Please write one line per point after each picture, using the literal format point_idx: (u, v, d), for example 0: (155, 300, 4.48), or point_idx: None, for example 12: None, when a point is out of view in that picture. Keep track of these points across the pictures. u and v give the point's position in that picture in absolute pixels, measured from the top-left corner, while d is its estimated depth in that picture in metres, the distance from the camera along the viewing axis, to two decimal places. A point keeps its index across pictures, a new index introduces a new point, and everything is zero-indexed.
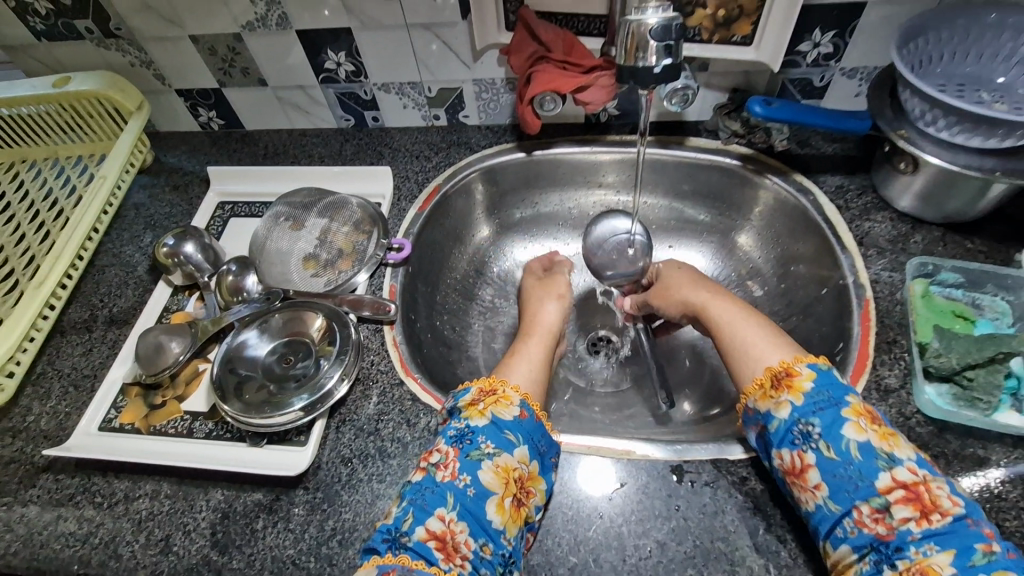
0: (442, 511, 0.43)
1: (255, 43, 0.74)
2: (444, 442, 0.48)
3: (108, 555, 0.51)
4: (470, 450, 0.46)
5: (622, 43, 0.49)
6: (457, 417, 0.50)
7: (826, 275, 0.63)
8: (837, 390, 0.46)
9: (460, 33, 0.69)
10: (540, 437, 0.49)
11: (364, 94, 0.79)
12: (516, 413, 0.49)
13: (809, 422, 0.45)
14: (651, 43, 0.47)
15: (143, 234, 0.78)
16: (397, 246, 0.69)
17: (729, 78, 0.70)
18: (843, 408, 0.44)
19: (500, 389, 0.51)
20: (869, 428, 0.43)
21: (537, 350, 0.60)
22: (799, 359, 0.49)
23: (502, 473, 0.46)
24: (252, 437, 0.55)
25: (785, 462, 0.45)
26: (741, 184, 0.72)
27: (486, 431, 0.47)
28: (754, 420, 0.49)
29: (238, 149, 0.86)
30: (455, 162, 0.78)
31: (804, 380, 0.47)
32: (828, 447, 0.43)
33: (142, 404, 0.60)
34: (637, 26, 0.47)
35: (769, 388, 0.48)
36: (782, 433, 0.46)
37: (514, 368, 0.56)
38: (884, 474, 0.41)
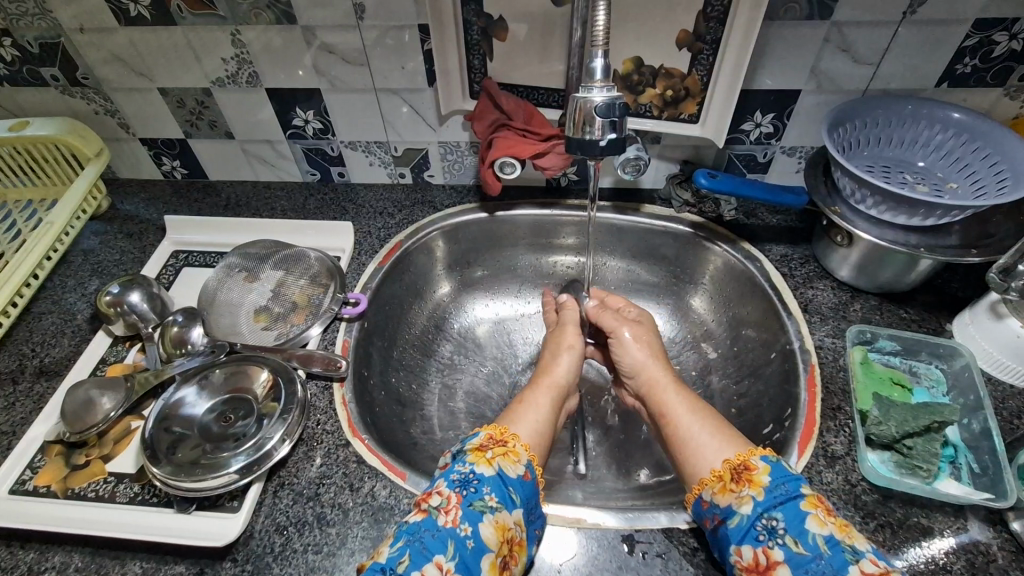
0: (441, 559, 0.41)
1: (224, 98, 0.75)
2: (446, 486, 0.46)
3: None
4: (474, 500, 0.45)
5: (571, 116, 0.52)
6: (462, 460, 0.49)
7: (774, 340, 0.65)
8: (792, 483, 0.45)
9: (427, 98, 0.72)
10: (535, 503, 0.48)
11: (330, 151, 0.81)
12: (521, 471, 0.48)
13: (772, 516, 0.43)
14: (596, 118, 0.50)
15: (88, 281, 0.75)
16: (353, 300, 0.68)
17: (680, 151, 0.75)
18: (801, 500, 0.43)
19: (511, 442, 0.50)
20: (829, 520, 0.42)
21: (546, 400, 0.58)
22: (753, 452, 0.48)
23: (501, 529, 0.44)
24: (180, 503, 0.51)
25: (749, 561, 0.43)
26: (693, 249, 0.75)
27: (491, 483, 0.46)
28: (710, 516, 0.47)
29: (199, 199, 0.85)
30: (418, 219, 0.79)
31: (761, 473, 0.46)
32: (795, 542, 0.42)
33: (62, 464, 0.56)
34: (584, 102, 0.50)
35: (728, 482, 0.47)
36: (744, 529, 0.44)
37: (520, 418, 0.55)
38: (854, 567, 0.39)
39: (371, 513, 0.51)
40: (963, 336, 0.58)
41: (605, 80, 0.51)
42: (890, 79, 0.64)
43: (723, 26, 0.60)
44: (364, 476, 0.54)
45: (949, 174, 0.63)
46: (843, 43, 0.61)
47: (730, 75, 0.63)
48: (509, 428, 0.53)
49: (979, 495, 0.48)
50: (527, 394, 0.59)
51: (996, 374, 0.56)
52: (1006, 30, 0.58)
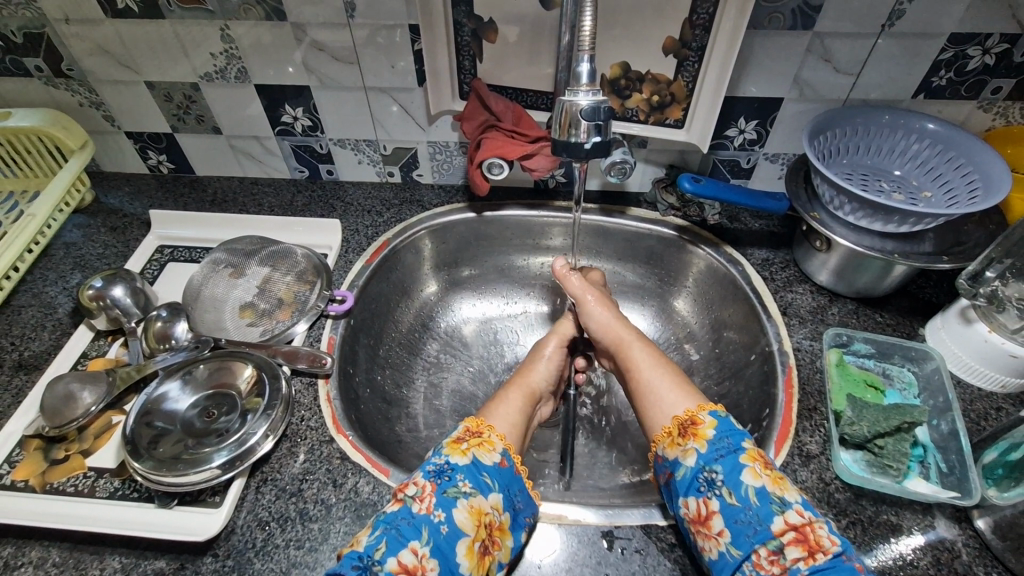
0: (415, 544, 0.42)
1: (213, 92, 0.75)
2: (421, 476, 0.47)
3: None
4: (447, 487, 0.46)
5: (557, 119, 0.53)
6: (438, 451, 0.49)
7: (754, 342, 0.67)
8: (735, 437, 0.47)
9: (416, 98, 0.73)
10: (517, 490, 0.49)
11: (319, 148, 0.81)
12: (497, 459, 0.49)
13: (712, 469, 0.46)
14: (582, 121, 0.51)
15: (71, 274, 0.75)
16: (340, 297, 0.68)
17: (666, 155, 0.76)
18: (741, 454, 0.46)
19: (486, 433, 0.51)
20: (764, 473, 0.45)
21: (518, 397, 0.59)
22: (701, 407, 0.50)
23: (475, 514, 0.45)
24: (161, 498, 0.51)
25: (690, 510, 0.46)
26: (677, 252, 0.77)
27: (465, 471, 0.47)
28: (662, 468, 0.50)
29: (185, 193, 0.85)
30: (405, 218, 0.79)
31: (707, 428, 0.48)
32: (730, 493, 0.44)
33: (40, 459, 0.55)
34: (570, 105, 0.51)
35: (676, 436, 0.49)
36: (688, 481, 0.47)
37: (495, 412, 0.56)
38: (779, 518, 0.42)
39: (354, 509, 0.52)
40: (934, 339, 0.60)
41: (592, 84, 0.52)
42: (869, 90, 0.66)
43: (708, 34, 0.62)
44: (348, 472, 0.54)
45: (924, 183, 0.65)
46: (824, 53, 0.63)
47: (715, 82, 0.64)
48: (485, 420, 0.53)
49: (945, 493, 0.49)
50: (503, 393, 0.59)
51: (965, 378, 0.58)
52: (979, 45, 0.60)
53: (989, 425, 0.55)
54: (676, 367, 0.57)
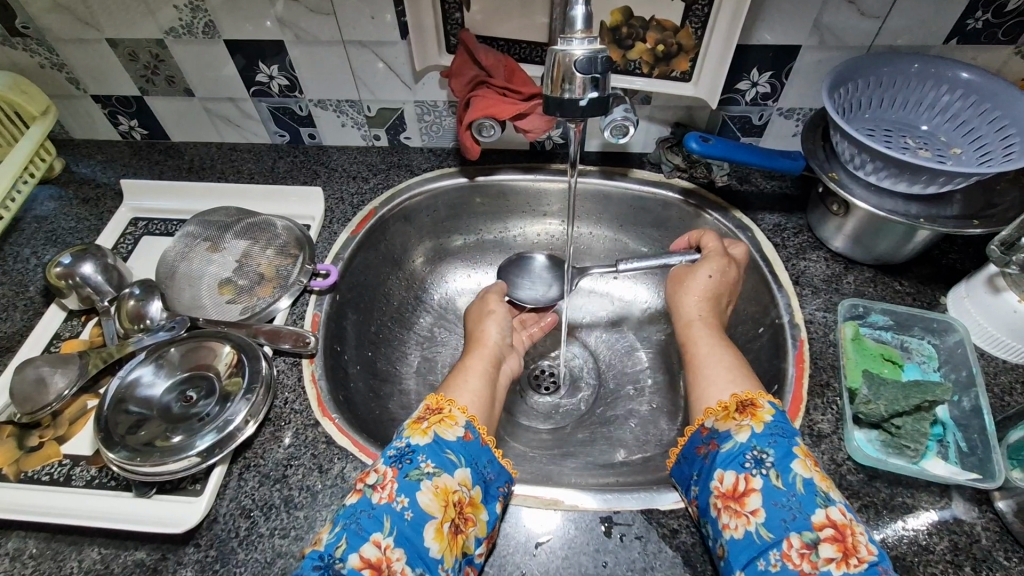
0: (377, 536, 0.40)
1: (180, 50, 0.69)
2: (382, 463, 0.45)
3: None
4: (409, 470, 0.43)
5: (549, 73, 0.47)
6: (399, 435, 0.47)
7: (762, 314, 0.63)
8: (792, 429, 0.45)
9: (400, 53, 0.66)
10: (486, 463, 0.47)
11: (299, 110, 0.75)
12: (460, 434, 0.47)
13: (763, 450, 0.44)
14: (577, 75, 0.46)
15: (43, 250, 0.71)
16: (324, 271, 0.64)
17: (672, 112, 0.70)
18: (797, 444, 0.44)
19: (447, 408, 0.49)
20: (814, 468, 0.43)
21: (480, 364, 0.57)
22: (761, 393, 0.49)
23: (441, 494, 0.42)
24: (139, 487, 0.49)
25: (727, 484, 0.44)
26: (683, 218, 0.72)
27: (427, 451, 0.45)
28: (705, 441, 0.48)
29: (160, 161, 0.80)
30: (393, 184, 0.74)
31: (765, 412, 0.46)
32: (777, 475, 0.42)
33: (14, 447, 0.53)
34: (563, 56, 0.46)
35: (732, 411, 0.47)
36: (734, 455, 0.45)
37: (457, 386, 0.53)
38: (820, 510, 0.40)
39: (341, 495, 0.50)
40: (957, 309, 0.56)
41: (587, 31, 0.46)
42: (896, 35, 0.60)
43: None
44: (336, 455, 0.52)
45: (953, 139, 0.59)
46: None
47: (725, 29, 0.58)
48: (446, 395, 0.51)
49: (966, 475, 0.47)
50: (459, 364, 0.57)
51: (990, 350, 0.54)
52: None
53: (1013, 401, 0.51)
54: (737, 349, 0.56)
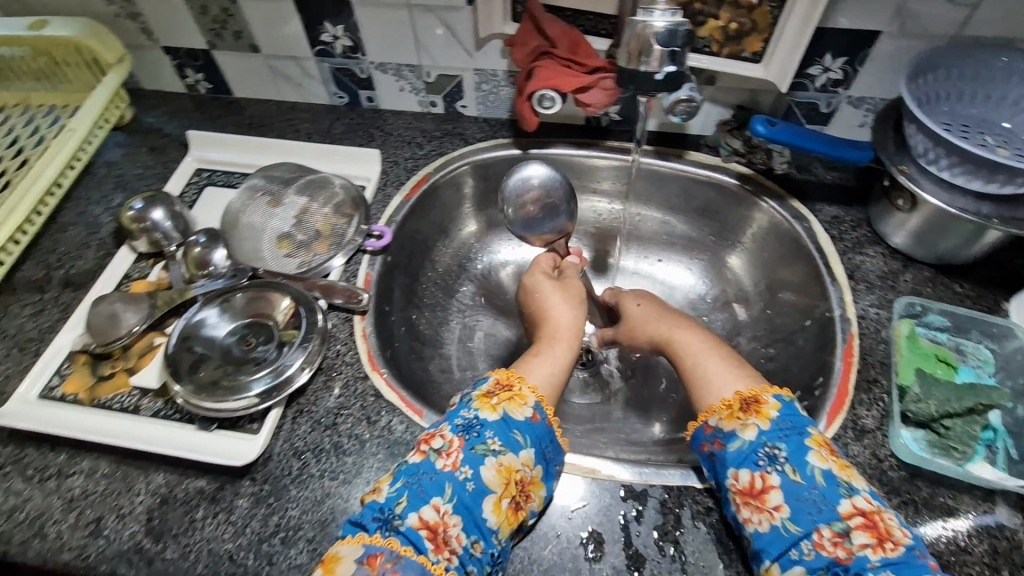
0: (438, 501, 0.43)
1: (250, 5, 0.70)
2: (450, 429, 0.47)
3: (33, 532, 0.50)
4: (475, 444, 0.45)
5: (626, 44, 0.47)
6: (467, 404, 0.49)
7: (811, 308, 0.63)
8: (800, 420, 0.46)
9: (464, 18, 0.66)
10: (549, 443, 0.48)
11: (360, 72, 0.76)
12: (528, 414, 0.48)
13: (775, 446, 0.44)
14: (655, 46, 0.46)
15: (112, 194, 0.74)
16: (377, 233, 0.66)
17: (736, 95, 0.69)
18: (806, 437, 0.44)
19: (517, 385, 0.50)
20: (829, 458, 0.44)
21: (566, 352, 0.57)
22: (765, 389, 0.49)
23: (504, 472, 0.45)
24: (201, 421, 0.53)
25: (742, 483, 0.44)
26: (735, 204, 0.71)
27: (495, 427, 0.46)
28: (710, 439, 0.48)
29: (222, 116, 0.82)
30: (447, 152, 0.75)
31: (770, 408, 0.47)
32: (793, 471, 0.43)
33: (88, 374, 0.58)
34: (643, 28, 0.45)
35: (736, 410, 0.47)
36: (745, 454, 0.45)
37: (531, 365, 0.54)
38: (846, 501, 0.41)
39: (387, 447, 0.52)
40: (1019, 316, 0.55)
41: (669, 4, 0.45)
42: (984, 25, 0.57)
43: None
44: (384, 409, 0.55)
45: None
46: None
47: (805, 6, 0.56)
48: (516, 372, 0.52)
49: (1014, 481, 0.46)
50: (543, 346, 0.57)
51: None
52: None
53: None
54: (728, 346, 0.56)
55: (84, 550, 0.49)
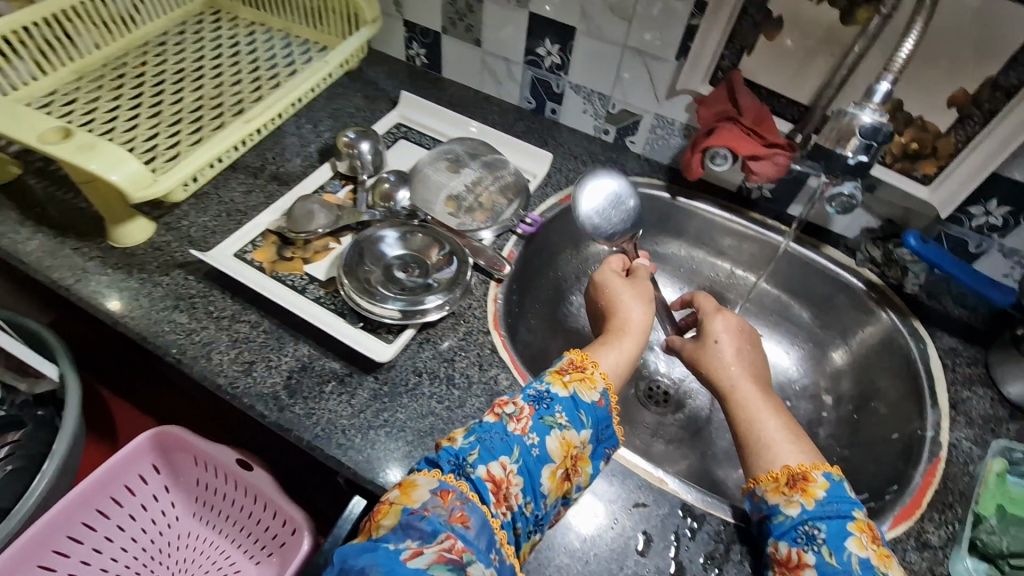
0: (505, 459, 0.47)
1: (492, 8, 0.83)
2: (521, 399, 0.51)
3: (201, 354, 0.61)
4: (545, 415, 0.50)
5: (830, 130, 0.56)
6: (539, 380, 0.53)
7: (902, 423, 0.65)
8: (845, 504, 0.46)
9: (666, 69, 0.75)
10: (605, 427, 0.53)
11: (555, 87, 0.87)
12: (595, 398, 0.53)
13: (815, 526, 0.46)
14: (857, 137, 0.54)
15: (325, 121, 0.88)
16: (530, 221, 0.75)
17: (889, 209, 0.73)
18: (849, 522, 0.45)
19: (589, 368, 0.54)
20: (869, 546, 0.44)
21: (632, 348, 0.59)
22: (815, 465, 0.49)
23: (565, 446, 0.49)
24: (351, 316, 0.63)
25: (781, 554, 0.47)
26: (854, 305, 0.74)
27: (564, 404, 0.51)
28: (756, 506, 0.50)
29: (427, 88, 0.95)
30: (605, 175, 0.84)
31: (818, 487, 0.47)
32: (829, 553, 0.44)
33: (274, 250, 0.69)
34: (851, 119, 0.54)
35: (782, 484, 0.49)
36: (785, 528, 0.47)
37: (602, 351, 0.58)
38: None
39: (490, 394, 0.60)
40: None
41: (881, 105, 0.53)
42: None
43: (1008, 101, 0.58)
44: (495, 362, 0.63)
45: None
46: None
47: (994, 146, 0.60)
48: (588, 355, 0.56)
49: None
50: (611, 338, 0.60)
51: None
52: None
53: None
54: (789, 415, 0.55)
55: (235, 381, 0.59)
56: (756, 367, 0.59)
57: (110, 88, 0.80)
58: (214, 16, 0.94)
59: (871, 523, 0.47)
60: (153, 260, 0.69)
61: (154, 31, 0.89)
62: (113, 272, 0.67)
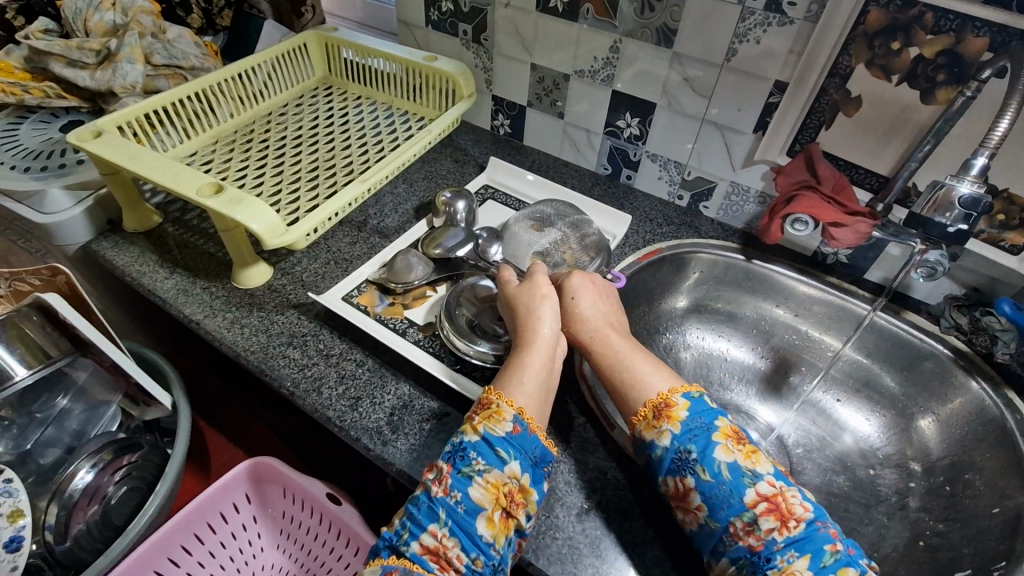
0: (434, 527, 0.48)
1: (577, 86, 0.91)
2: (441, 459, 0.52)
3: (313, 387, 0.67)
4: (462, 466, 0.51)
5: (926, 198, 0.61)
6: (456, 433, 0.54)
7: (1003, 496, 0.63)
8: (706, 417, 0.54)
9: (743, 141, 0.80)
10: (532, 449, 0.53)
11: (632, 155, 0.93)
12: (508, 428, 0.52)
13: (687, 449, 0.52)
14: (955, 206, 0.59)
15: (418, 183, 0.98)
16: (613, 276, 0.79)
17: (973, 277, 0.73)
18: (712, 433, 0.52)
19: (496, 403, 0.55)
20: (735, 448, 0.52)
21: (544, 364, 0.58)
22: (675, 389, 0.56)
23: (491, 489, 0.50)
24: (448, 358, 0.68)
25: (671, 487, 0.53)
26: (939, 373, 0.74)
27: (477, 448, 0.52)
28: (642, 448, 0.56)
29: (510, 155, 1.04)
30: (681, 237, 0.88)
31: (680, 409, 0.54)
32: (703, 470, 0.51)
33: (377, 296, 0.76)
34: (947, 190, 0.59)
35: (651, 418, 0.55)
36: (666, 460, 0.53)
37: (514, 381, 0.57)
38: (749, 489, 0.49)
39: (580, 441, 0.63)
40: None
41: (979, 177, 0.58)
42: None
43: None
44: (584, 412, 0.67)
45: None
46: None
47: None
48: (496, 389, 0.56)
49: None
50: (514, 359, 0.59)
51: None
52: None
53: None
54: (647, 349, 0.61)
55: (343, 414, 0.64)
56: (597, 309, 0.64)
57: (241, 151, 0.92)
58: (327, 91, 1.08)
59: (734, 426, 0.54)
60: (271, 300, 0.77)
61: (279, 103, 1.02)
62: (236, 311, 0.75)
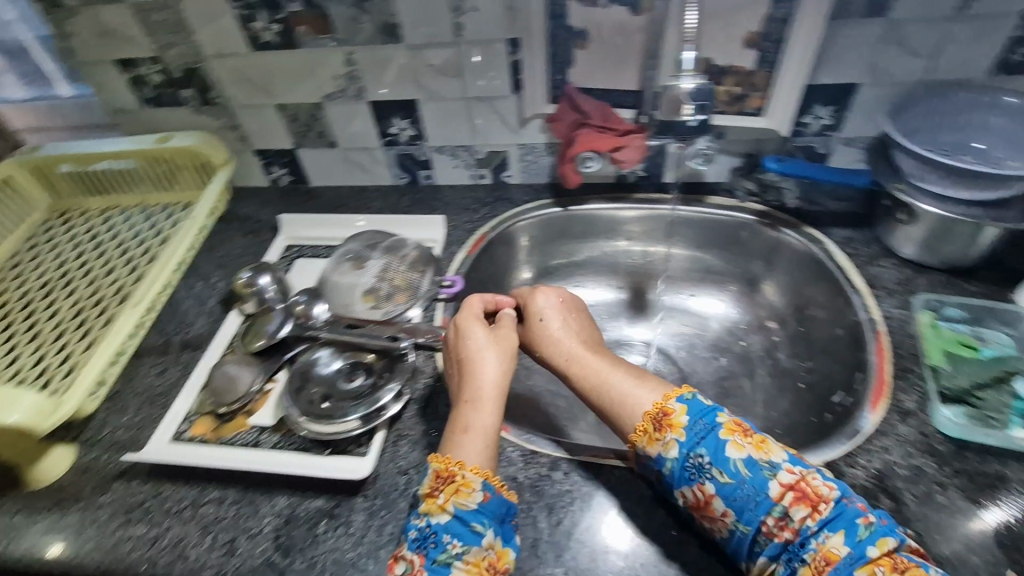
0: None
1: (333, 110, 0.85)
2: (408, 548, 0.48)
3: (175, 555, 0.56)
4: (436, 555, 0.46)
5: (665, 104, 0.64)
6: (417, 513, 0.49)
7: (840, 317, 0.70)
8: (707, 416, 0.49)
9: (510, 103, 0.80)
10: (504, 510, 0.50)
11: (420, 155, 0.90)
12: (479, 499, 0.48)
13: (698, 454, 0.48)
14: (689, 102, 0.62)
15: (214, 273, 0.86)
16: (449, 281, 0.77)
17: (744, 144, 0.79)
18: (719, 431, 0.48)
19: (458, 474, 0.49)
20: (745, 443, 0.47)
21: (494, 420, 0.54)
22: (669, 396, 0.52)
23: (473, 569, 0.46)
24: (315, 448, 0.61)
25: (690, 499, 0.48)
26: (755, 236, 0.81)
27: (449, 529, 0.47)
28: (648, 466, 0.51)
29: (303, 202, 0.96)
30: (499, 213, 0.87)
31: (679, 416, 0.50)
32: (720, 473, 0.46)
33: (212, 418, 0.66)
34: (676, 90, 0.62)
35: (652, 432, 0.50)
36: (678, 473, 0.48)
37: (468, 440, 0.52)
38: (772, 482, 0.45)
39: None
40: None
41: (694, 69, 0.61)
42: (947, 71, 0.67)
43: (787, 25, 0.66)
44: None
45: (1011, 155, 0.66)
46: (900, 39, 0.65)
47: (797, 67, 0.69)
48: (453, 457, 0.51)
49: None
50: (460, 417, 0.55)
51: None
52: None
53: None
54: (629, 362, 0.58)
55: (221, 567, 0.55)
56: (582, 339, 0.62)
57: None
58: (63, 217, 0.91)
59: (736, 418, 0.50)
60: (86, 482, 0.63)
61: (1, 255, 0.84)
62: (43, 516, 0.61)
